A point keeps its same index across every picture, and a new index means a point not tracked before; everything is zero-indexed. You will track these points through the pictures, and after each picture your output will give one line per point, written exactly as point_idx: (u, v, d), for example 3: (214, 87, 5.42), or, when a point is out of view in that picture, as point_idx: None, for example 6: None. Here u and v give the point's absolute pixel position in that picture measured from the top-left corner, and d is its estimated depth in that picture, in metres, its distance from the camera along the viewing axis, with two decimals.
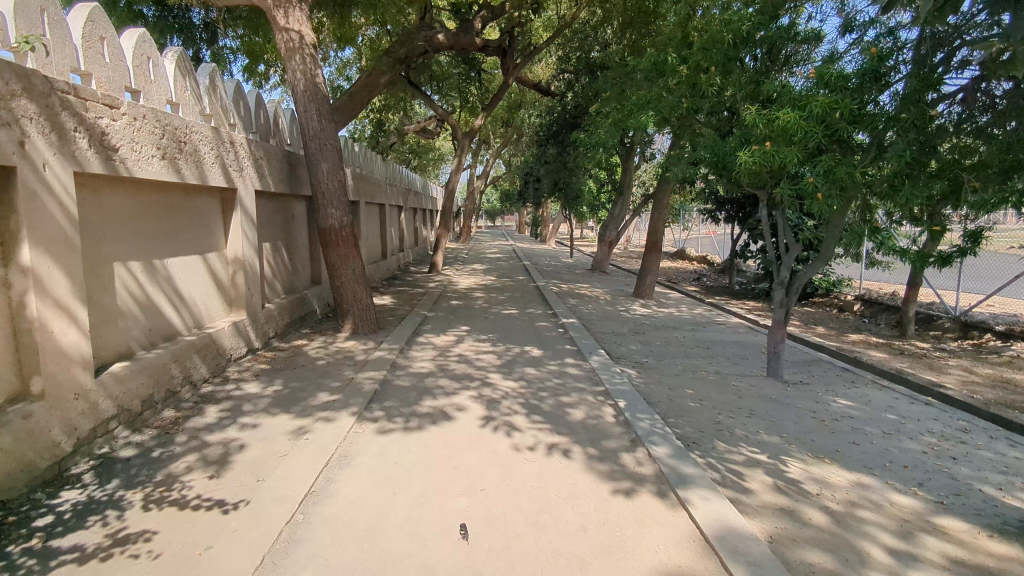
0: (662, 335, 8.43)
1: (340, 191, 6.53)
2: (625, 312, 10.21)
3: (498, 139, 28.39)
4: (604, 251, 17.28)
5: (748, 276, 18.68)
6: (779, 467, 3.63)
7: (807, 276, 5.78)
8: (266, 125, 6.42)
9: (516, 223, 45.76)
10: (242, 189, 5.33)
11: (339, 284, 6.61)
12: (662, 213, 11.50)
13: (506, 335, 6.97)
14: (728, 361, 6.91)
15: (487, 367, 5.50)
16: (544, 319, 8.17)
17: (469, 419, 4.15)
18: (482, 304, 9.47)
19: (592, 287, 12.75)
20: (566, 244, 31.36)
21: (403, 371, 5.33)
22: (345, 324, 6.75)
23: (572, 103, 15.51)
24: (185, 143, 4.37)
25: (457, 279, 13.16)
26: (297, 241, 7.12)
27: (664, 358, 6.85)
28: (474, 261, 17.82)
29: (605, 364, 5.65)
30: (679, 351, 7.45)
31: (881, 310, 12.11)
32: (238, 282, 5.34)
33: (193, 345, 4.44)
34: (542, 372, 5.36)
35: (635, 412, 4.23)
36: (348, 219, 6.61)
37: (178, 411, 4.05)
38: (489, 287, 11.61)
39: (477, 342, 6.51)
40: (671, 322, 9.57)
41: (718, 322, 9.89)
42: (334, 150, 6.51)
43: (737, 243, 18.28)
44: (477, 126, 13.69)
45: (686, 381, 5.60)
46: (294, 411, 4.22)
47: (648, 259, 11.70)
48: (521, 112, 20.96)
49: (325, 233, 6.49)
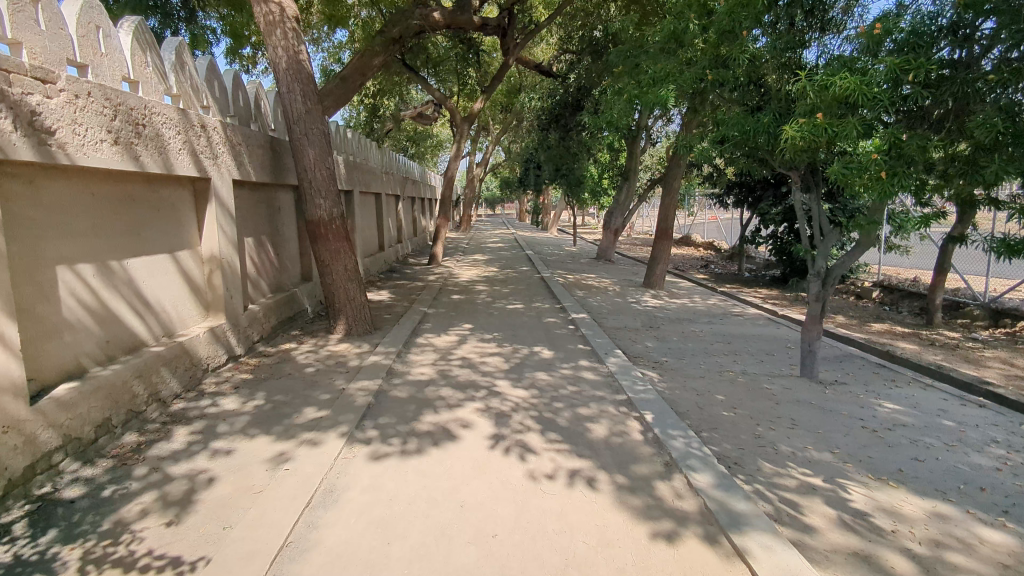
0: (678, 330, 7.89)
1: (329, 179, 5.97)
2: (636, 304, 9.66)
3: (498, 125, 27.73)
4: (610, 240, 16.72)
5: (758, 263, 18.11)
6: (840, 495, 3.10)
7: (846, 266, 5.22)
8: (245, 108, 5.85)
9: (516, 211, 45.16)
10: (216, 179, 4.76)
11: (329, 281, 6.05)
12: (672, 199, 10.94)
13: (512, 334, 6.42)
14: (754, 359, 6.37)
15: (493, 373, 4.97)
16: (552, 314, 7.63)
17: (475, 439, 3.61)
18: (485, 298, 8.92)
19: (599, 277, 12.21)
20: (568, 232, 30.76)
21: (400, 379, 4.80)
22: (337, 325, 6.20)
23: (575, 85, 14.87)
24: (144, 126, 3.80)
25: (459, 270, 12.61)
26: (283, 236, 6.57)
27: (685, 357, 6.31)
28: (475, 251, 17.27)
29: (624, 367, 5.11)
30: (699, 347, 6.91)
31: (903, 297, 11.55)
32: (216, 283, 4.80)
33: (161, 356, 3.91)
34: (555, 378, 4.82)
35: (665, 428, 3.68)
36: (339, 211, 6.05)
37: (141, 435, 3.52)
38: (492, 279, 11.06)
39: (481, 343, 5.97)
40: (686, 315, 9.03)
41: (735, 314, 9.34)
42: (321, 135, 5.93)
43: (746, 228, 17.69)
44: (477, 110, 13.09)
45: (714, 384, 5.07)
46: (275, 431, 3.69)
47: (659, 247, 11.14)
48: (521, 96, 20.32)
49: (314, 226, 5.94)
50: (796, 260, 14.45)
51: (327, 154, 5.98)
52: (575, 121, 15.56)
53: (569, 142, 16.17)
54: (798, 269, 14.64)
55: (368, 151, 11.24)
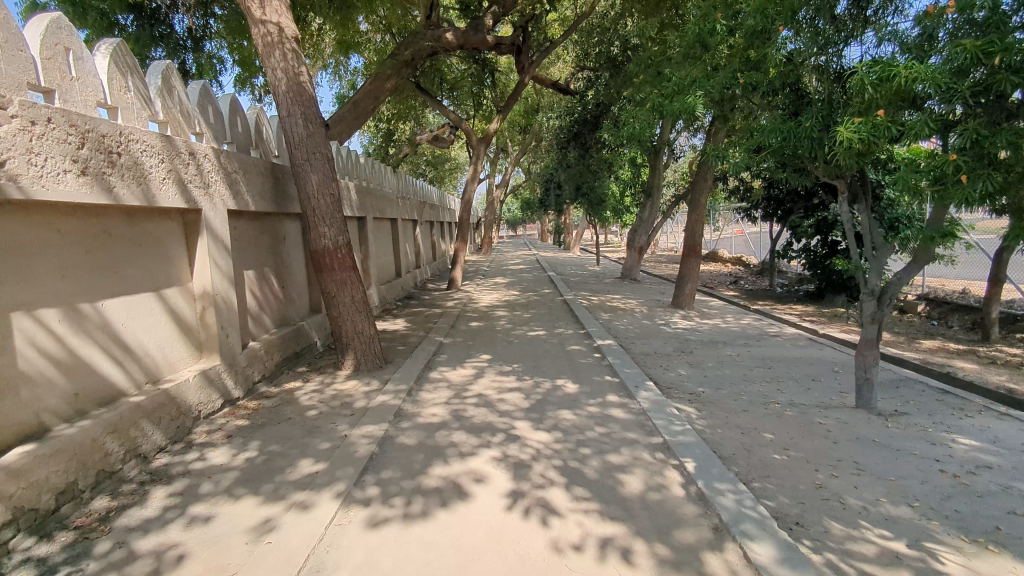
0: (713, 354, 7.32)
1: (334, 205, 5.62)
2: (665, 326, 9.12)
3: (516, 147, 27.52)
4: (634, 258, 16.22)
5: (790, 278, 17.37)
6: (932, 566, 2.55)
7: (904, 283, 4.65)
8: (245, 134, 5.55)
9: (538, 232, 44.87)
10: (208, 210, 4.43)
11: (336, 313, 5.66)
12: (700, 214, 10.41)
13: (533, 365, 5.95)
14: (799, 387, 5.78)
15: (511, 413, 4.49)
16: (576, 341, 7.13)
17: (490, 498, 3.14)
18: (505, 325, 8.47)
19: (625, 298, 11.69)
20: (591, 252, 30.27)
21: (409, 423, 4.35)
22: (346, 360, 5.79)
23: (593, 101, 14.50)
24: (120, 153, 3.47)
25: (479, 295, 12.21)
26: (289, 267, 6.23)
27: (723, 386, 5.76)
28: (496, 274, 16.90)
29: (657, 402, 4.58)
30: (737, 374, 6.33)
31: (952, 311, 10.78)
32: (209, 321, 4.44)
33: (140, 407, 3.53)
34: (580, 418, 4.31)
35: (711, 480, 3.16)
36: (344, 238, 5.69)
37: (114, 500, 3.13)
38: (513, 304, 10.62)
39: (499, 377, 5.50)
40: (719, 337, 8.46)
41: (772, 334, 8.74)
42: (325, 159, 5.60)
43: (777, 242, 17.04)
44: (493, 130, 12.79)
45: (760, 419, 4.52)
46: (264, 491, 3.26)
47: (687, 265, 10.60)
48: (539, 116, 20.10)
49: (318, 255, 5.57)
50: (831, 274, 13.74)
51: (331, 179, 5.64)
52: (595, 138, 15.17)
53: (589, 159, 15.77)
54: (834, 283, 13.92)
55: (382, 176, 10.97)
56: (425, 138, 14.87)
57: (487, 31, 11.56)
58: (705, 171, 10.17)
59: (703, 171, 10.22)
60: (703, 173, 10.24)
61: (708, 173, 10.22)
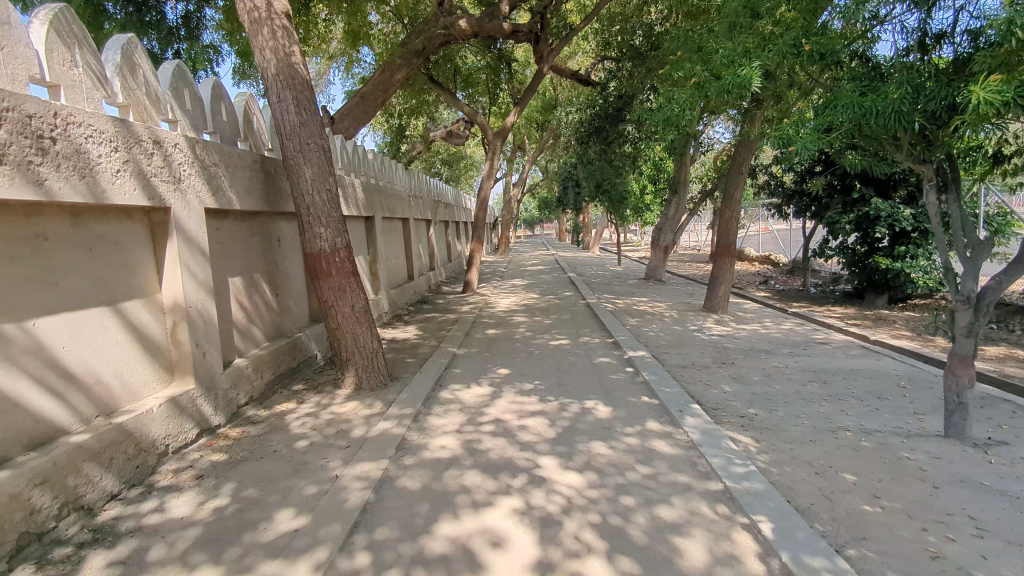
0: (758, 365, 6.56)
1: (331, 203, 4.97)
2: (700, 333, 8.36)
3: (534, 144, 26.84)
4: (659, 258, 15.40)
5: (824, 278, 16.43)
6: None
7: (1006, 288, 3.82)
8: (231, 124, 4.92)
9: (556, 232, 44.10)
10: (179, 209, 3.79)
11: (334, 325, 5.00)
12: (734, 210, 9.62)
13: (557, 382, 5.24)
14: (867, 407, 5.00)
15: (534, 445, 3.79)
16: (604, 352, 6.41)
17: (510, 572, 2.44)
18: (524, 333, 7.77)
19: (652, 302, 10.93)
20: (611, 252, 29.49)
21: (414, 458, 3.67)
22: (346, 377, 5.13)
23: (616, 93, 13.73)
24: (54, 138, 2.84)
25: (496, 299, 11.53)
26: (284, 273, 5.61)
27: (777, 406, 5.01)
28: (514, 275, 16.22)
29: (708, 431, 3.84)
30: (790, 391, 5.57)
31: (1012, 313, 9.84)
32: (181, 338, 3.81)
33: (82, 449, 2.89)
34: (618, 454, 3.60)
35: (797, 553, 2.45)
36: (343, 240, 5.03)
37: (38, 571, 2.50)
38: (532, 309, 9.93)
39: (519, 398, 4.80)
40: (761, 346, 7.67)
41: (819, 341, 7.94)
42: (321, 150, 4.95)
43: (811, 239, 16.17)
44: (510, 123, 12.08)
45: (832, 453, 3.77)
46: (227, 559, 2.60)
47: (719, 264, 9.81)
48: (557, 111, 19.38)
49: (314, 260, 4.93)
50: (873, 274, 12.81)
51: (328, 174, 4.98)
52: (618, 131, 14.37)
53: (610, 154, 15.00)
54: (876, 284, 13.00)
55: (393, 172, 10.35)
56: (439, 134, 14.25)
57: (503, 17, 10.81)
58: (745, 152, 9.32)
59: (741, 154, 9.41)
60: (741, 157, 9.42)
61: (746, 157, 9.39)
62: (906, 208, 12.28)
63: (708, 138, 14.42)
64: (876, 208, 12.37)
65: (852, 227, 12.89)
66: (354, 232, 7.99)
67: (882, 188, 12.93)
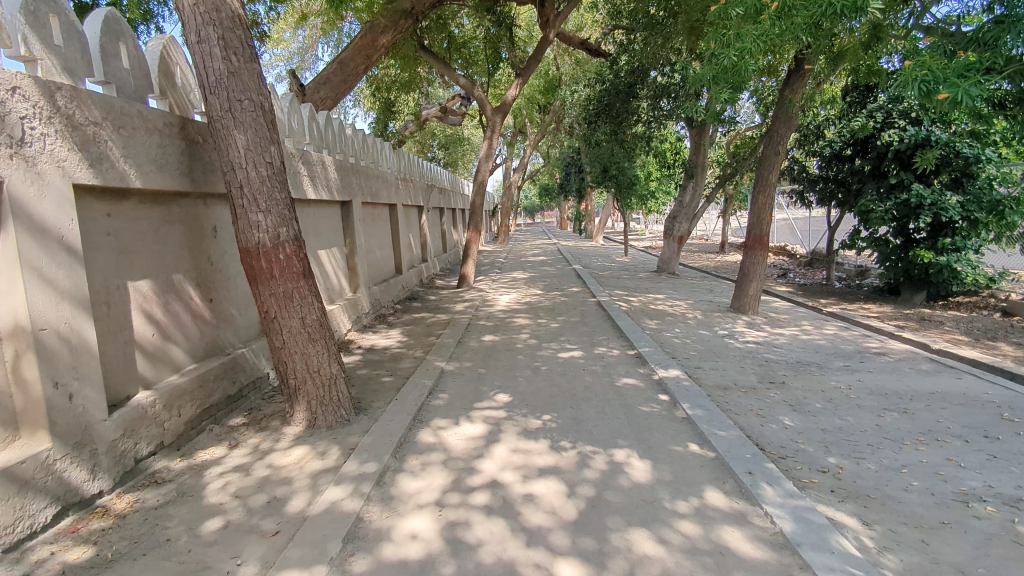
0: (815, 386, 5.34)
1: (273, 180, 3.70)
2: (732, 341, 7.16)
3: (536, 127, 25.56)
4: (673, 249, 14.23)
5: (848, 271, 15.25)
6: None
7: None
8: (137, 72, 3.64)
9: (557, 220, 42.81)
10: (20, 183, 2.56)
11: (279, 345, 3.77)
12: (767, 195, 8.38)
13: (572, 417, 4.02)
14: (980, 454, 3.80)
15: (549, 536, 2.58)
16: (627, 370, 5.19)
17: None
18: (527, 340, 6.56)
19: (670, 299, 9.72)
20: (616, 240, 28.34)
21: (369, 559, 2.47)
22: (295, 411, 3.90)
23: (629, 67, 12.47)
24: None
25: (495, 295, 10.33)
26: (221, 272, 4.38)
27: (863, 452, 3.80)
28: (515, 267, 15.03)
29: (801, 515, 2.63)
30: (867, 425, 4.36)
31: None
32: (26, 375, 2.59)
33: None
34: (674, 558, 2.39)
35: None
36: (291, 229, 3.77)
37: None
38: (537, 308, 8.73)
39: (523, 444, 3.58)
40: (808, 358, 6.45)
41: (874, 350, 6.75)
42: (259, 110, 3.67)
43: (836, 229, 15.03)
44: (512, 98, 10.81)
45: (985, 548, 2.57)
46: None
47: (749, 258, 8.62)
48: (563, 90, 18.17)
49: (249, 258, 3.67)
50: (912, 268, 11.66)
51: (269, 142, 3.71)
52: (630, 108, 13.10)
53: (622, 135, 13.79)
54: (914, 279, 11.84)
55: (378, 152, 9.12)
56: (432, 112, 12.99)
57: None
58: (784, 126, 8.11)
59: (778, 130, 8.20)
60: (778, 135, 8.21)
61: (784, 135, 8.17)
62: (952, 195, 11.05)
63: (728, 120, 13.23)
64: (917, 195, 11.20)
65: (890, 216, 11.76)
66: (327, 220, 6.76)
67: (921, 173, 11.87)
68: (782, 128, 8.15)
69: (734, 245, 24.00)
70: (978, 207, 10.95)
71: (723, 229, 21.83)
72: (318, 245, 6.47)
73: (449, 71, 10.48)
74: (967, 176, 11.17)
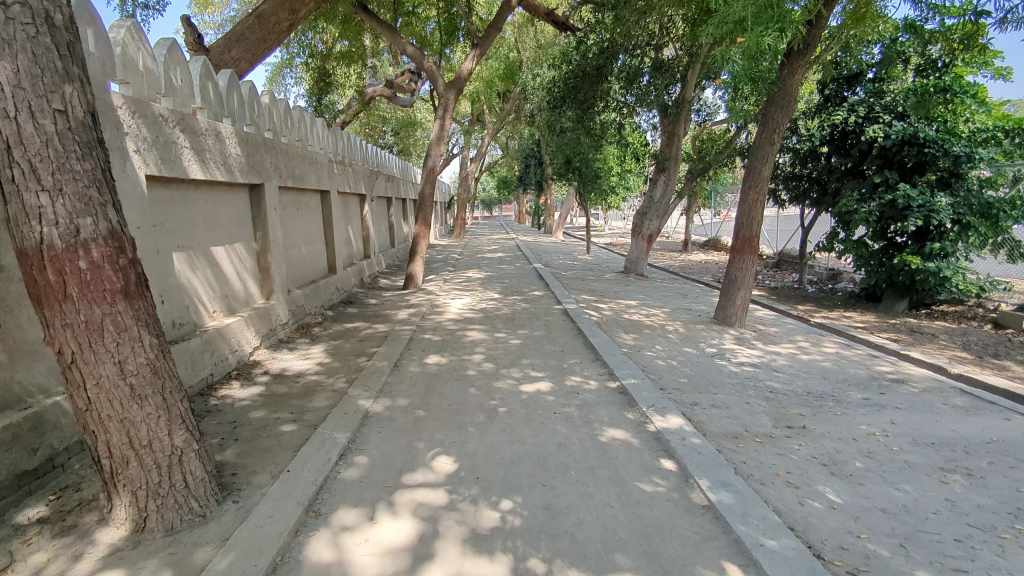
0: (845, 434, 4.20)
1: (68, 138, 2.25)
2: (725, 364, 6.02)
3: (494, 115, 24.20)
4: (641, 248, 13.16)
5: (820, 275, 14.55)
6: None
7: None
8: None
9: (515, 213, 41.60)
10: None
11: (83, 406, 2.34)
12: (759, 191, 7.29)
13: (546, 506, 2.75)
14: None
15: None
16: (611, 415, 3.95)
17: None
18: (480, 364, 5.25)
19: (645, 308, 8.56)
20: (576, 236, 27.26)
21: None
22: (114, 506, 2.47)
23: (597, 47, 11.26)
24: None
25: (445, 299, 8.96)
26: (22, 282, 2.93)
27: (959, 559, 2.67)
28: (470, 264, 13.70)
29: None
30: (938, 502, 3.24)
31: None
32: None
33: None
34: None
35: None
36: (103, 220, 2.32)
37: None
38: (493, 317, 7.43)
39: (470, 566, 2.30)
40: (820, 389, 5.33)
41: (890, 377, 5.73)
42: (40, 24, 2.20)
43: (809, 230, 14.28)
44: (468, 70, 9.48)
45: None
46: None
47: (735, 263, 7.55)
48: (526, 73, 16.89)
49: (27, 266, 2.22)
50: (896, 274, 10.85)
51: (60, 77, 2.24)
52: (599, 92, 11.95)
53: (589, 123, 12.61)
54: (897, 286, 11.08)
55: (306, 129, 7.61)
56: (378, 89, 11.48)
57: None
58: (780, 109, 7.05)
59: (774, 117, 7.16)
60: (774, 122, 7.16)
61: (781, 122, 7.13)
62: (941, 196, 10.27)
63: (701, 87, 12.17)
64: (905, 195, 10.41)
65: (874, 217, 10.88)
66: (227, 208, 5.27)
67: (905, 173, 11.19)
68: (778, 114, 7.11)
69: (697, 243, 23.26)
70: (969, 210, 10.17)
71: (686, 226, 20.94)
72: (212, 240, 4.98)
73: (394, 37, 9.00)
74: (955, 177, 10.45)
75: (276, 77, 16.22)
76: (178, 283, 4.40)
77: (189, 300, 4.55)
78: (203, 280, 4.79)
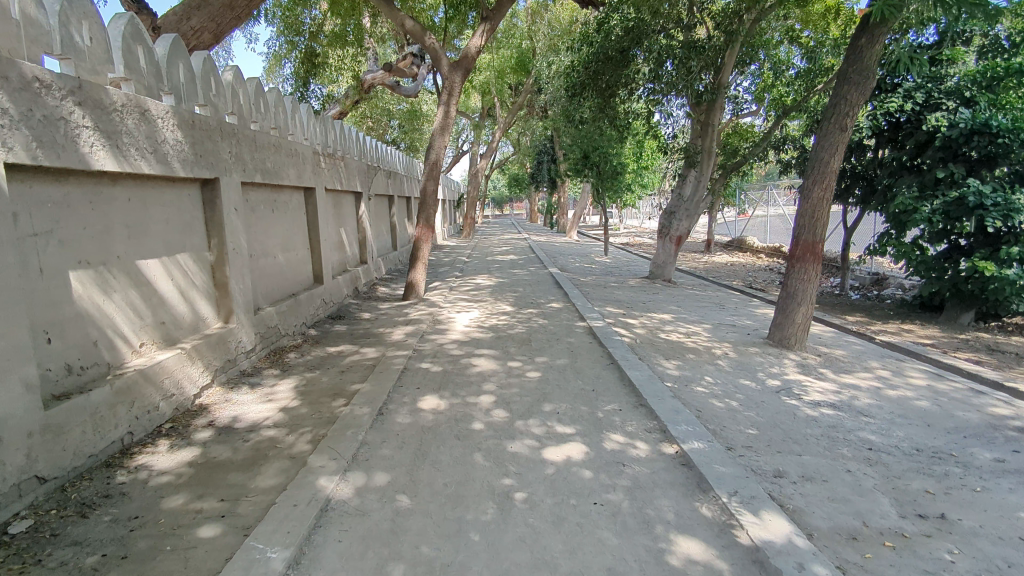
0: (1004, 530, 2.96)
1: None
2: (799, 405, 4.76)
3: (506, 109, 22.87)
4: (668, 251, 11.89)
5: (862, 279, 13.23)
6: None
7: None
8: None
9: (526, 211, 40.22)
10: None
11: None
12: (825, 188, 6.03)
13: None
14: None
15: None
16: (678, 510, 2.73)
17: None
18: (489, 411, 4.03)
19: (683, 324, 7.30)
20: (591, 236, 25.98)
21: None
22: None
23: (622, 27, 9.96)
24: None
25: (448, 312, 7.77)
26: None
27: None
28: (478, 269, 12.49)
29: None
30: None
31: None
32: None
33: None
34: None
35: None
36: None
37: None
38: (506, 338, 6.20)
39: None
40: (933, 446, 4.07)
41: (1017, 425, 4.45)
42: None
43: (852, 229, 12.93)
44: (475, 50, 8.32)
45: None
46: None
47: (795, 273, 6.29)
48: (539, 60, 15.58)
49: None
50: (964, 283, 9.34)
51: None
52: (622, 76, 10.67)
53: (611, 112, 11.39)
54: (964, 295, 9.70)
55: (285, 116, 6.44)
56: (378, 75, 10.47)
57: None
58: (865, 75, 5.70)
59: (846, 96, 5.85)
60: (846, 103, 5.86)
61: (855, 102, 5.83)
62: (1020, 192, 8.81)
63: (735, 73, 10.94)
64: (975, 191, 8.98)
65: (938, 218, 9.40)
66: (162, 211, 4.08)
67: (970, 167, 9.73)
68: (852, 92, 5.79)
69: (721, 243, 21.94)
70: None
71: (710, 225, 19.58)
72: (137, 252, 3.80)
73: (391, 11, 7.84)
74: None
75: (272, 67, 15.16)
76: (79, 311, 3.24)
77: (98, 333, 3.38)
78: (123, 306, 3.62)
